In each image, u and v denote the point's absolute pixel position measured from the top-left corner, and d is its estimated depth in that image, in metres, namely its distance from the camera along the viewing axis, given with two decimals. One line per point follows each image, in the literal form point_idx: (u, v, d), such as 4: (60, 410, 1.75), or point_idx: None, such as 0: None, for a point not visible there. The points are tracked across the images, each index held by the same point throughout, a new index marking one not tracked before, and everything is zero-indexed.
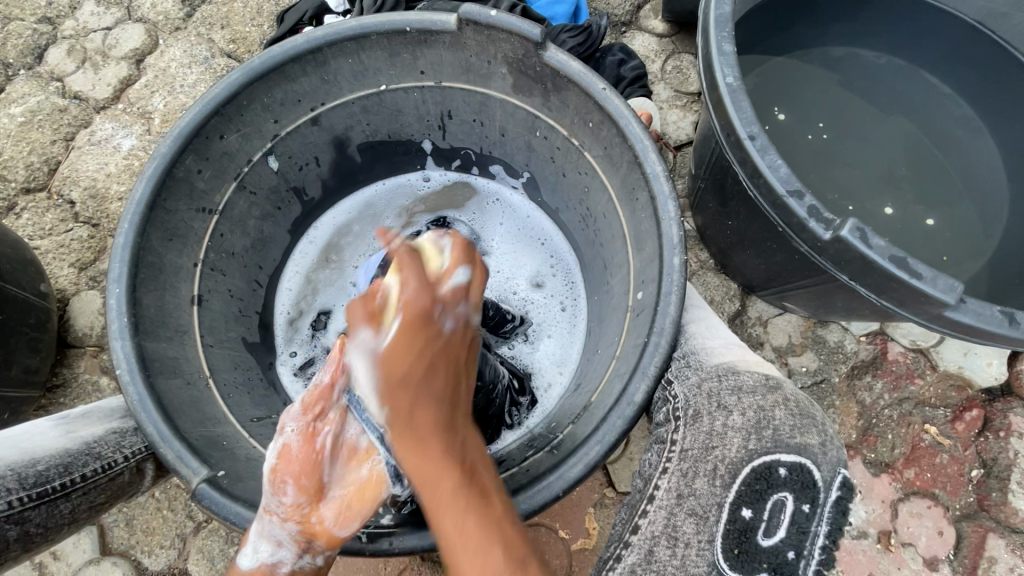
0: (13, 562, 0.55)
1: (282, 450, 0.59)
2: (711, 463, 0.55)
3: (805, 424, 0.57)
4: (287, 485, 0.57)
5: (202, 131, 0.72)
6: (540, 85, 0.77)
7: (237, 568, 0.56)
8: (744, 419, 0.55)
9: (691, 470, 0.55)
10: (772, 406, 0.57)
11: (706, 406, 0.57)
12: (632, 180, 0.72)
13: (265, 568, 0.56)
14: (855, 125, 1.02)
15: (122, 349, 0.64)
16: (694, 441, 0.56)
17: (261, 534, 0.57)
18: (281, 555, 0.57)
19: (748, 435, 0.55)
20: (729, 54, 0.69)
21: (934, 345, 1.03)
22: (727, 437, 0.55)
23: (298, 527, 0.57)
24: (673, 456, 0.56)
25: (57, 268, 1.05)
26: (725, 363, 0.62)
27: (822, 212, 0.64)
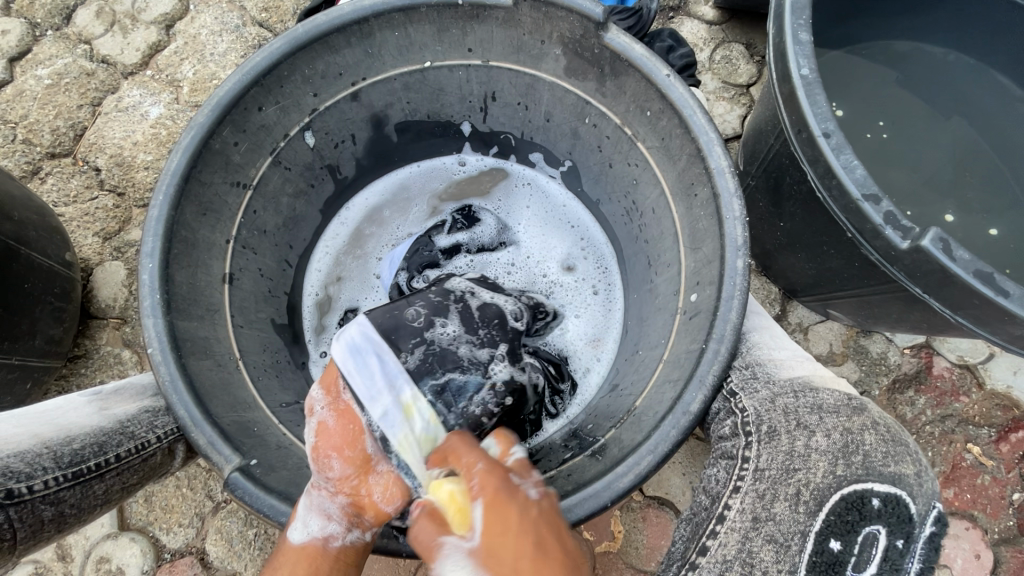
0: (45, 542, 0.53)
1: (318, 428, 0.61)
2: (793, 487, 0.52)
3: (899, 452, 0.53)
4: (332, 459, 0.59)
5: (241, 101, 0.69)
6: (595, 68, 0.73)
7: (288, 541, 0.57)
8: (830, 442, 0.53)
9: (769, 493, 0.52)
10: (861, 429, 0.54)
11: (784, 424, 0.55)
12: (691, 174, 0.67)
13: (316, 543, 0.56)
14: (915, 126, 0.97)
15: (154, 327, 0.61)
16: (772, 461, 0.53)
17: (312, 508, 0.57)
18: (331, 528, 0.57)
19: (835, 461, 0.52)
20: (806, 43, 0.64)
21: (982, 362, 0.98)
22: (810, 459, 0.52)
23: (347, 500, 0.59)
24: (747, 476, 0.53)
25: (82, 237, 1.03)
26: (800, 379, 0.59)
27: (900, 219, 0.60)
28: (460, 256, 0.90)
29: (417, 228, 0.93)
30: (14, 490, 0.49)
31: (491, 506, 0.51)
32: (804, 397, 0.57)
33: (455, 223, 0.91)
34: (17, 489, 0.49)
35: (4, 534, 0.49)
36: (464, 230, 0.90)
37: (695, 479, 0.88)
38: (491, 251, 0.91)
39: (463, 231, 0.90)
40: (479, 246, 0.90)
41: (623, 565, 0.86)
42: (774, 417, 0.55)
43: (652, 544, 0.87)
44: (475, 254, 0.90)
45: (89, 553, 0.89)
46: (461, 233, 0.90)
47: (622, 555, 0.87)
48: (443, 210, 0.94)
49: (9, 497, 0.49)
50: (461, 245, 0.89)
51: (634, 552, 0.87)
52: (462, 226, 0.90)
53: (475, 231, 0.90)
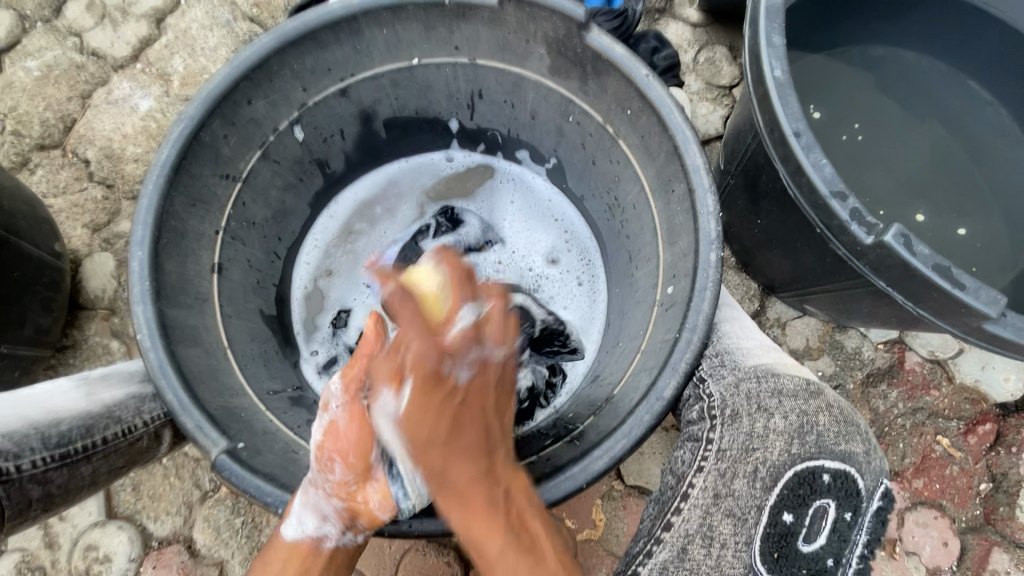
0: (31, 522, 0.54)
1: (329, 426, 0.61)
2: (751, 465, 0.56)
3: (849, 432, 0.57)
4: (334, 463, 0.59)
5: (231, 94, 0.70)
6: (578, 68, 0.75)
7: (280, 537, 0.59)
8: (787, 422, 0.56)
9: (729, 471, 0.55)
10: (816, 411, 0.58)
11: (745, 408, 0.58)
12: (668, 171, 0.70)
13: (309, 542, 0.59)
14: (890, 128, 1.00)
15: (144, 314, 0.62)
16: (734, 442, 0.56)
17: (306, 508, 0.58)
18: (325, 529, 0.59)
19: (791, 441, 0.56)
20: (778, 47, 0.67)
21: (952, 357, 1.02)
22: (768, 440, 0.56)
23: (343, 504, 0.59)
24: (710, 456, 0.56)
25: (71, 228, 1.04)
26: (764, 365, 0.61)
27: (865, 216, 0.63)
28: None
29: (401, 233, 0.94)
30: (3, 468, 0.50)
31: (428, 374, 0.58)
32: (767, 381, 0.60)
33: (438, 225, 0.94)
34: (5, 468, 0.51)
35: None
36: (448, 232, 0.93)
37: None
38: (478, 251, 0.93)
39: (448, 234, 0.93)
40: (467, 247, 0.92)
41: (604, 552, 0.89)
42: (737, 402, 0.58)
43: (632, 532, 0.89)
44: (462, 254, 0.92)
45: (77, 541, 0.90)
46: (445, 236, 0.92)
47: (603, 543, 0.89)
48: (429, 208, 0.95)
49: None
50: (447, 246, 0.92)
51: (614, 539, 0.89)
52: (448, 229, 0.93)
53: (459, 232, 0.93)
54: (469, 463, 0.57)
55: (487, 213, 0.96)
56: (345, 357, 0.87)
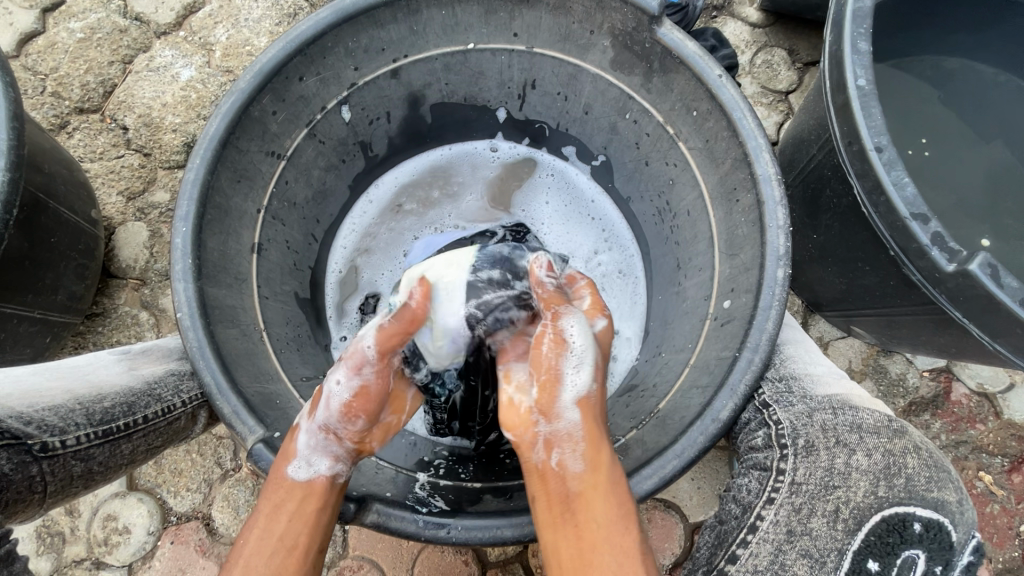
0: (75, 494, 0.57)
1: (360, 387, 0.59)
2: (831, 504, 0.56)
3: (940, 478, 0.56)
4: (359, 417, 0.59)
5: (284, 68, 0.68)
6: (644, 63, 0.71)
7: (289, 481, 0.57)
8: (872, 462, 0.57)
9: (806, 507, 0.56)
10: (902, 452, 0.57)
11: (823, 441, 0.58)
12: (734, 179, 0.67)
13: (324, 481, 0.57)
14: (958, 145, 0.93)
15: (185, 292, 0.60)
16: (810, 476, 0.57)
17: (316, 449, 0.58)
18: (337, 468, 0.59)
19: (876, 482, 0.55)
20: (864, 53, 0.63)
21: (1002, 391, 0.97)
22: (850, 478, 0.56)
23: (354, 445, 0.60)
24: (782, 489, 0.57)
25: (106, 195, 1.03)
26: (837, 396, 0.62)
27: (947, 241, 0.59)
28: None
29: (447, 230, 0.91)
30: (48, 444, 0.53)
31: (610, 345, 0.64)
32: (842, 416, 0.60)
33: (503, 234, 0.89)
34: (51, 443, 0.53)
35: (36, 486, 0.52)
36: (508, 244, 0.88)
37: (703, 485, 0.88)
38: None
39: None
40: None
41: None
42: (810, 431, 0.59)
43: (655, 546, 0.86)
44: None
45: (96, 510, 0.90)
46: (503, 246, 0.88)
47: None
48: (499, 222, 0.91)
49: (44, 450, 0.53)
50: None
51: None
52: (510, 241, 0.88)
53: None
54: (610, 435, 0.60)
55: (552, 228, 0.91)
56: None
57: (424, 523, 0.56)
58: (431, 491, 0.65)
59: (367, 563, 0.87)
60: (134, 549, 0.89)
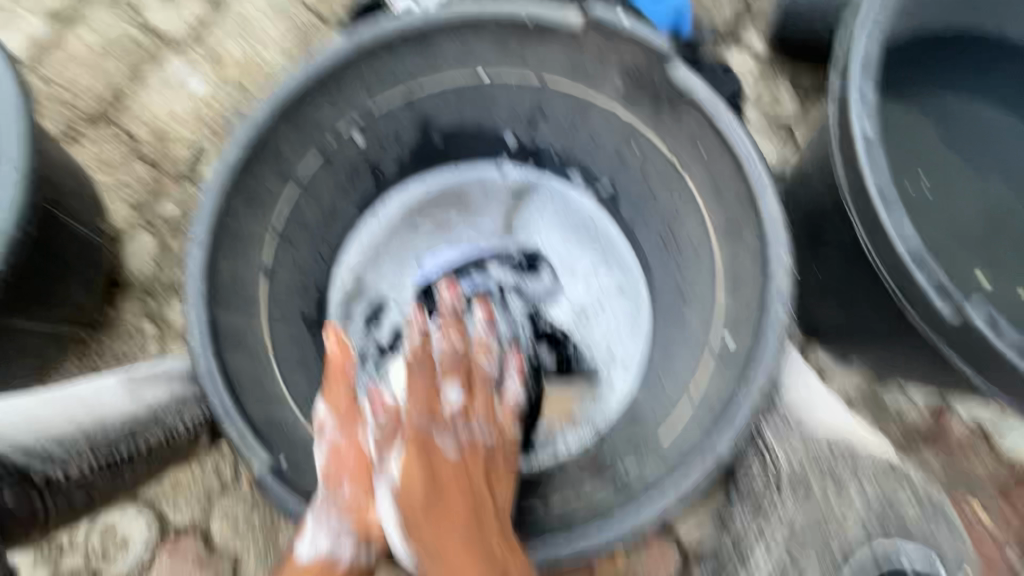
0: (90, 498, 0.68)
1: (331, 452, 0.66)
2: (824, 542, 0.70)
3: (939, 522, 0.69)
4: (343, 485, 0.65)
5: (302, 98, 0.69)
6: (653, 100, 0.73)
7: (296, 558, 0.63)
8: (869, 509, 0.69)
9: (802, 540, 0.71)
10: (901, 496, 0.70)
11: (817, 483, 0.72)
12: (739, 217, 0.68)
13: (324, 560, 0.63)
14: (957, 178, 0.92)
15: (196, 317, 0.61)
16: (806, 516, 0.71)
17: (320, 527, 0.63)
18: (337, 546, 0.64)
19: (872, 527, 0.68)
20: (870, 100, 0.64)
21: (995, 426, 0.98)
22: (846, 519, 0.69)
23: (353, 520, 0.65)
24: (779, 523, 0.73)
25: (114, 205, 1.04)
26: (834, 440, 0.73)
27: (946, 287, 0.61)
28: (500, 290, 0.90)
29: (454, 252, 0.92)
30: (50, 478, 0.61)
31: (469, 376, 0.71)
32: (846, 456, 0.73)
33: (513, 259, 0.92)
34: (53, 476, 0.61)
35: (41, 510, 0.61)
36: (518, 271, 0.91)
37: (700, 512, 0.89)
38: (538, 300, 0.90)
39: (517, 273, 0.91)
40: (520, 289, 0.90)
41: None
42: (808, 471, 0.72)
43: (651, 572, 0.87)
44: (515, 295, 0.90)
45: (94, 521, 0.90)
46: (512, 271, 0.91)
47: None
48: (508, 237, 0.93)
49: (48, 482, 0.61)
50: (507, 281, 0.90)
51: None
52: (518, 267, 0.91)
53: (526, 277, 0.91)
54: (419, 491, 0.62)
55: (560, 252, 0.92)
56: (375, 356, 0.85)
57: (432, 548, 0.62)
58: None
59: None
60: (131, 562, 0.89)
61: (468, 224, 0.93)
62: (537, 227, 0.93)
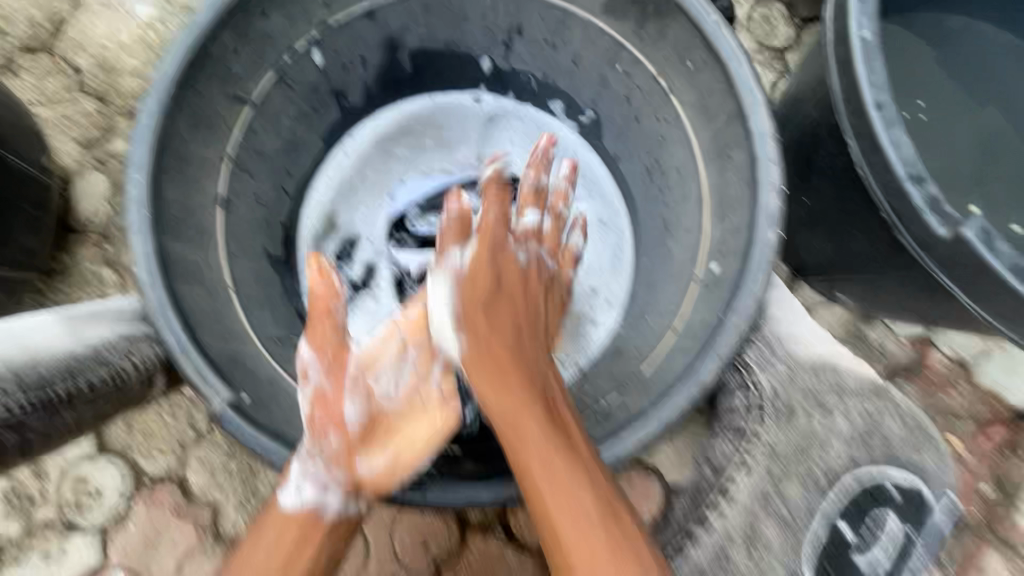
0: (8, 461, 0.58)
1: (316, 398, 0.63)
2: (806, 465, 0.72)
3: (912, 443, 0.74)
4: (329, 432, 0.62)
5: (245, 1, 0.62)
6: (637, 8, 0.67)
7: (280, 507, 0.60)
8: (846, 432, 0.72)
9: (785, 466, 0.72)
10: (875, 417, 0.74)
11: (800, 408, 0.73)
12: (727, 136, 0.64)
13: (309, 512, 0.60)
14: (953, 104, 0.88)
15: (143, 247, 0.57)
16: (789, 442, 0.73)
17: (308, 476, 0.60)
18: (323, 498, 0.60)
19: (849, 448, 0.72)
20: (870, 3, 0.59)
21: (976, 358, 0.98)
22: (825, 444, 0.73)
23: (341, 473, 0.62)
24: (762, 449, 0.73)
25: (59, 142, 0.96)
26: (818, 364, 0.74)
27: (942, 205, 0.58)
28: None
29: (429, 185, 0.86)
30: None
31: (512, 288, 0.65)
32: (827, 382, 0.74)
33: None
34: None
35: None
36: None
37: None
38: None
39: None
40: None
41: None
42: (791, 396, 0.73)
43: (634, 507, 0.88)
44: None
45: (65, 472, 0.87)
46: None
47: None
48: (484, 164, 0.86)
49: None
50: (487, 214, 0.85)
51: None
52: None
53: None
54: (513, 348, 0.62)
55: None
56: (346, 293, 0.82)
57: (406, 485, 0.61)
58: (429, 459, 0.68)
59: None
60: (107, 511, 0.87)
61: (443, 151, 0.86)
62: (517, 152, 0.85)
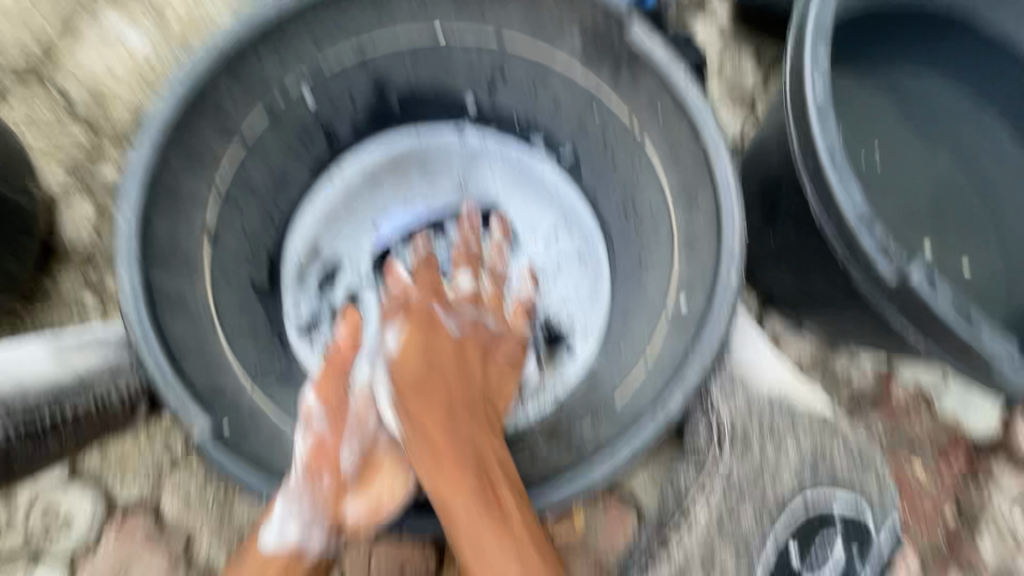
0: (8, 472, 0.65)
1: (313, 447, 0.66)
2: (760, 492, 0.75)
3: (862, 470, 0.78)
4: (323, 476, 0.66)
5: (241, 46, 0.66)
6: (611, 61, 0.71)
7: (262, 542, 0.65)
8: (799, 457, 0.76)
9: (740, 493, 0.76)
10: (830, 445, 0.77)
11: (756, 434, 0.77)
12: (694, 181, 0.68)
13: (293, 548, 0.65)
14: (908, 154, 0.94)
15: (128, 280, 0.60)
16: (748, 471, 0.76)
17: (289, 516, 0.65)
18: (305, 537, 0.66)
19: (800, 472, 0.76)
20: (823, 64, 0.64)
21: (936, 390, 1.02)
22: (779, 473, 0.76)
23: (326, 512, 0.67)
24: (725, 481, 0.75)
25: (48, 167, 0.97)
26: (775, 394, 0.78)
27: (890, 249, 0.63)
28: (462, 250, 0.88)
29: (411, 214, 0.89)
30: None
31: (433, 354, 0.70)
32: (779, 412, 0.77)
33: (471, 218, 0.89)
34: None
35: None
36: (477, 230, 0.89)
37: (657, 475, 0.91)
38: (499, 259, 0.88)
39: (477, 233, 0.89)
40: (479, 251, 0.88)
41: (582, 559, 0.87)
42: (751, 427, 0.76)
43: (612, 540, 0.89)
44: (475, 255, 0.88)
45: (35, 499, 0.86)
46: (473, 232, 0.89)
47: (581, 548, 0.88)
48: (468, 198, 0.91)
49: None
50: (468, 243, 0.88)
51: (592, 548, 0.88)
52: (477, 226, 0.89)
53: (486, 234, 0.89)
54: (473, 426, 0.66)
55: (522, 215, 0.91)
56: (328, 318, 0.84)
57: None
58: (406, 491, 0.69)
59: None
60: (77, 539, 0.86)
61: (431, 185, 0.90)
62: (500, 188, 0.91)
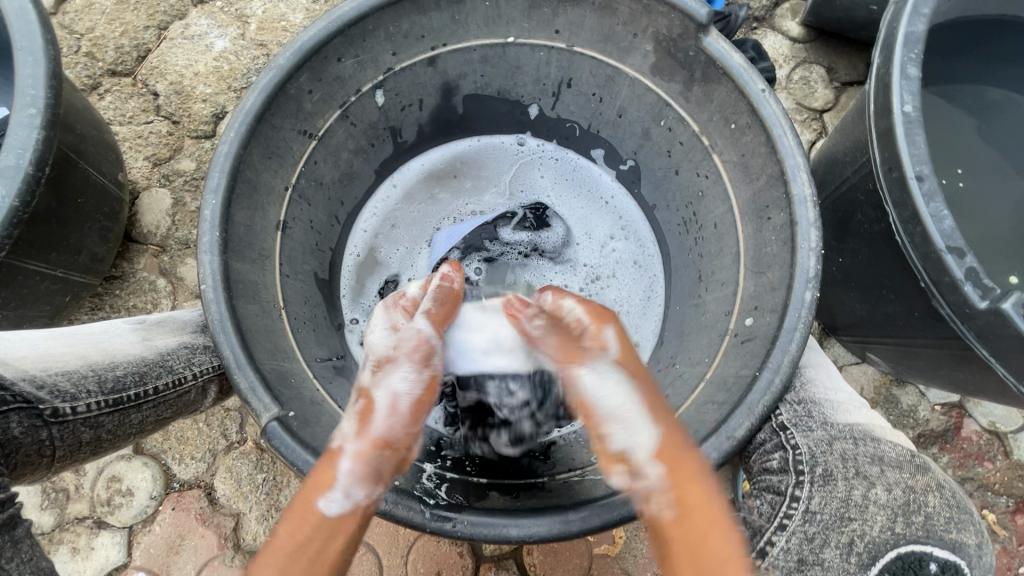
0: (83, 461, 0.62)
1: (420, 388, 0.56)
2: (844, 535, 0.60)
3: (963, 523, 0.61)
4: (415, 420, 0.55)
5: (325, 47, 0.67)
6: (685, 71, 0.70)
7: (325, 509, 0.48)
8: (891, 497, 0.62)
9: (820, 536, 0.61)
10: (923, 490, 0.63)
11: (842, 471, 0.64)
12: (767, 196, 0.66)
13: (362, 510, 0.50)
14: (997, 180, 0.88)
15: (209, 265, 0.61)
16: (828, 507, 0.62)
17: (360, 472, 0.51)
18: (376, 492, 0.51)
19: (894, 518, 0.60)
20: (913, 79, 0.61)
21: (1013, 431, 0.95)
22: (868, 512, 0.61)
23: (396, 462, 0.54)
24: (800, 517, 0.63)
25: (132, 159, 1.03)
26: (860, 428, 0.69)
27: (981, 277, 0.59)
28: (516, 255, 0.88)
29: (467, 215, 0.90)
30: (58, 410, 0.57)
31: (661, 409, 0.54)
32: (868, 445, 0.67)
33: (523, 219, 0.88)
34: (61, 409, 0.57)
35: (45, 450, 0.57)
36: (531, 230, 0.87)
37: None
38: (551, 260, 0.88)
39: (530, 231, 0.87)
40: (535, 248, 0.87)
41: (620, 570, 0.87)
42: (830, 460, 0.65)
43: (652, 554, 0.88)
44: (529, 258, 0.87)
45: (101, 471, 0.91)
46: (526, 232, 0.87)
47: (620, 560, 0.87)
48: (517, 203, 0.90)
49: (55, 415, 0.57)
50: (522, 244, 0.87)
51: (632, 560, 0.87)
52: (530, 226, 0.88)
53: (541, 234, 0.87)
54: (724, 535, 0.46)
55: (574, 223, 0.90)
56: None
57: (430, 514, 0.56)
58: (437, 482, 0.66)
59: (363, 547, 0.88)
60: (136, 512, 0.90)
61: (482, 189, 0.91)
62: (551, 194, 0.91)
